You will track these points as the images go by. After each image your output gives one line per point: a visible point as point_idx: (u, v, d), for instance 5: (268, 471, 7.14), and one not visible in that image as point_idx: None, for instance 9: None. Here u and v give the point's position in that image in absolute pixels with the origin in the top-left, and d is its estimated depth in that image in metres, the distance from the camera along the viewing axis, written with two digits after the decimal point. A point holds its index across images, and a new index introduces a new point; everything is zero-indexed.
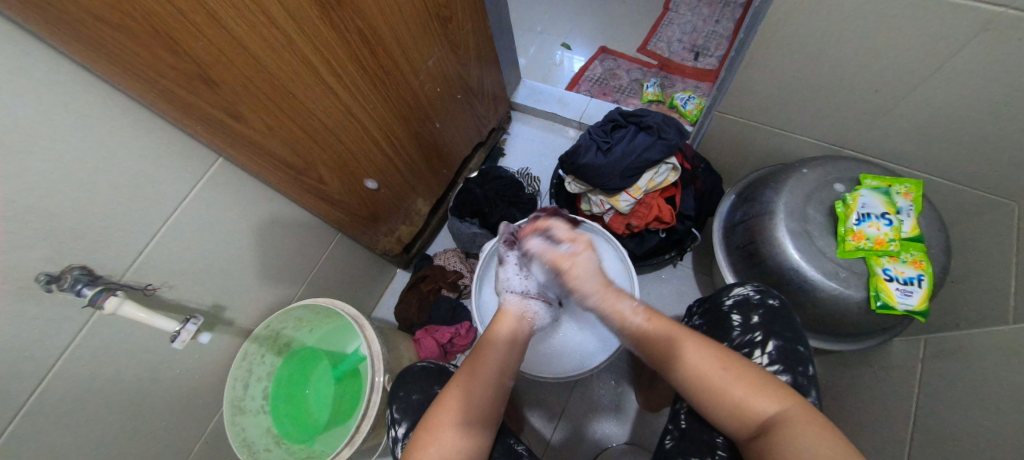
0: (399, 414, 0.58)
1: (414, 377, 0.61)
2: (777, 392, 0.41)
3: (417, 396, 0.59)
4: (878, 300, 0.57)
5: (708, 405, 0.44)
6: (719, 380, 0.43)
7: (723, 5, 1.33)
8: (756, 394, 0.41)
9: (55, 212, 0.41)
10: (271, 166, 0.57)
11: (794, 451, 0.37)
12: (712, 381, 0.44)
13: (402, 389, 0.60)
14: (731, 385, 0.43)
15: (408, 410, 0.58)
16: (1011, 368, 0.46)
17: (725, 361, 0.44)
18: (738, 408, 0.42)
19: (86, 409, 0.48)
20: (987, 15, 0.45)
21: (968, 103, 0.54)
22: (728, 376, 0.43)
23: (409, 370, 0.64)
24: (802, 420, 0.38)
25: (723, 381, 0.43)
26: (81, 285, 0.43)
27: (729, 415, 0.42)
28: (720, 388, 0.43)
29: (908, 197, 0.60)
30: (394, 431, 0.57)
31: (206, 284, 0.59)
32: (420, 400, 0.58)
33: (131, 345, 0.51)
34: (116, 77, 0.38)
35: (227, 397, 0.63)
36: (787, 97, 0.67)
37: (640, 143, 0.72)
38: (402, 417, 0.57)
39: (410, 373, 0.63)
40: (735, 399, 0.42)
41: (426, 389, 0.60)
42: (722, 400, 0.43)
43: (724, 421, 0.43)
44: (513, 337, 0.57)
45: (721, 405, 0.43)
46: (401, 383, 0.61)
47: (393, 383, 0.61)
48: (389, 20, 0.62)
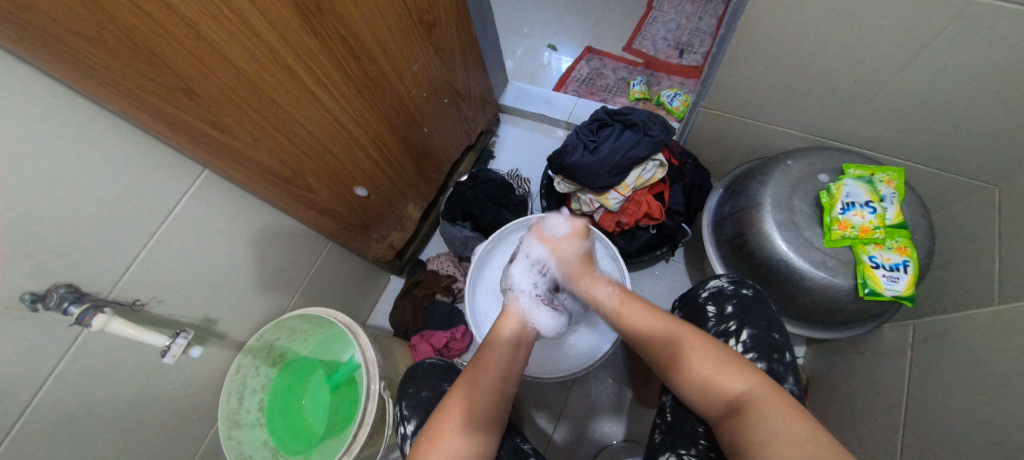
0: (409, 411, 0.60)
1: (424, 375, 0.63)
2: (746, 369, 0.42)
3: (426, 393, 0.61)
4: (865, 287, 0.58)
5: (685, 388, 0.45)
6: (691, 363, 0.45)
7: (706, 2, 1.34)
8: (724, 372, 0.42)
9: (36, 231, 0.40)
10: (258, 176, 0.57)
11: (762, 420, 0.37)
12: (684, 364, 0.45)
13: (412, 386, 0.62)
14: (701, 364, 0.44)
15: (418, 406, 0.60)
16: (998, 350, 0.47)
17: (695, 343, 0.46)
18: (710, 388, 0.43)
19: (76, 429, 0.47)
20: (959, 3, 0.46)
21: (944, 91, 0.55)
22: (696, 357, 0.45)
23: (421, 364, 0.66)
24: (769, 393, 0.39)
25: (693, 362, 0.45)
26: (68, 303, 0.43)
27: (703, 396, 0.43)
28: (692, 371, 0.44)
29: (891, 185, 0.61)
30: (405, 428, 0.59)
31: (196, 297, 0.59)
32: (430, 398, 0.60)
33: (121, 362, 0.51)
34: (93, 91, 0.38)
35: (222, 410, 0.62)
36: (769, 90, 0.68)
37: (626, 141, 0.72)
38: (411, 413, 0.59)
39: (421, 371, 0.64)
40: (705, 379, 0.43)
41: (435, 387, 0.62)
42: (694, 382, 0.44)
43: (700, 403, 0.43)
44: (517, 341, 0.58)
45: (695, 387, 0.44)
46: (410, 380, 0.63)
47: (401, 381, 0.63)
48: (371, 27, 0.62)
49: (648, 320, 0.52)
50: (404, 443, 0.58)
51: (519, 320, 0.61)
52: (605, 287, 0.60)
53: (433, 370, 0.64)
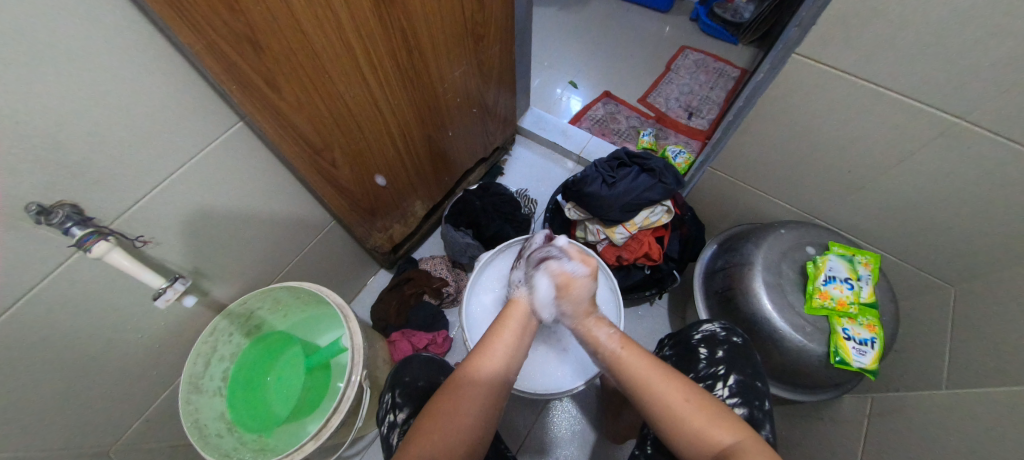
0: (402, 399, 0.59)
1: (420, 365, 0.63)
2: (732, 425, 0.44)
3: (422, 384, 0.60)
4: (837, 356, 0.62)
5: (668, 429, 0.46)
6: (682, 409, 0.46)
7: (718, 76, 1.47)
8: (713, 425, 0.44)
9: (62, 142, 0.38)
10: (292, 140, 0.56)
11: None
12: (676, 411, 0.46)
13: (407, 375, 0.61)
14: (693, 413, 0.46)
15: (412, 396, 0.59)
16: (945, 430, 0.52)
17: (688, 392, 0.48)
18: (699, 439, 0.44)
19: (32, 359, 0.44)
20: (946, 122, 0.54)
21: (921, 195, 0.63)
22: (687, 407, 0.46)
23: (415, 356, 0.65)
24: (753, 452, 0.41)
25: (686, 412, 0.46)
26: (71, 223, 0.40)
27: (687, 443, 0.45)
28: (680, 419, 0.46)
29: (868, 267, 0.67)
30: (394, 416, 0.57)
31: (191, 247, 0.56)
32: (426, 389, 0.60)
33: (101, 298, 0.47)
34: (168, 21, 0.37)
35: (186, 373, 0.58)
36: (772, 164, 0.75)
37: (641, 183, 0.77)
38: (404, 403, 0.58)
39: (416, 361, 0.64)
40: (695, 425, 0.45)
41: (431, 378, 0.61)
42: (683, 429, 0.45)
43: (682, 449, 0.45)
44: (521, 334, 0.57)
45: (683, 433, 0.45)
46: (405, 369, 0.62)
47: (396, 369, 0.62)
48: (428, 27, 0.65)
49: (644, 368, 0.51)
50: (391, 432, 0.57)
51: (524, 314, 0.58)
52: (607, 329, 0.58)
53: (430, 363, 0.64)
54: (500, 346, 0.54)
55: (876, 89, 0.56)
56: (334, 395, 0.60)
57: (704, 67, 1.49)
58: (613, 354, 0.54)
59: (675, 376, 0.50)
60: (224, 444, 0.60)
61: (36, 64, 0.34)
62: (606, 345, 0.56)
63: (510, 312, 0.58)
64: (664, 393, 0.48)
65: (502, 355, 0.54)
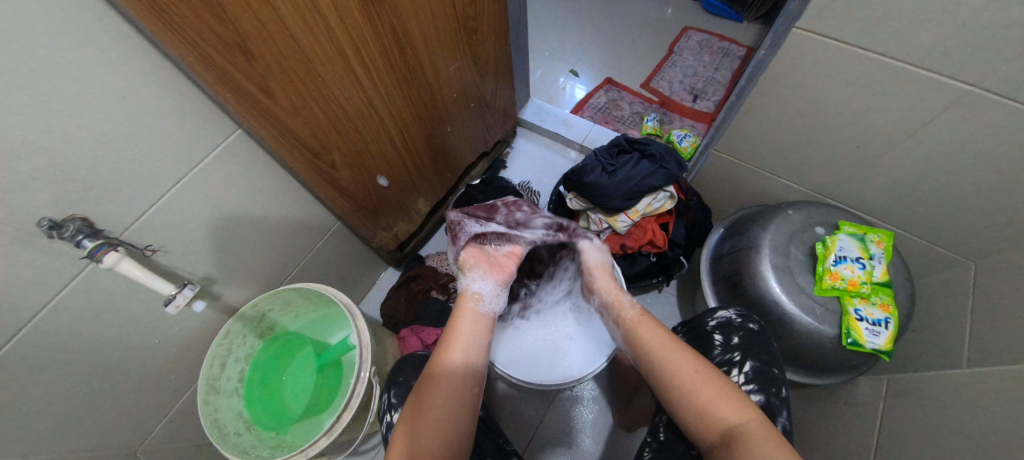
0: (398, 399, 0.60)
1: (414, 366, 0.64)
2: (742, 403, 0.43)
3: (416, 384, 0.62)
4: (849, 337, 0.61)
5: (678, 400, 0.46)
6: (691, 381, 0.46)
7: (723, 55, 1.43)
8: (718, 402, 0.44)
9: (68, 159, 0.40)
10: (289, 144, 0.57)
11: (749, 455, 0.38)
12: (685, 382, 0.47)
13: (403, 375, 0.63)
14: (700, 388, 0.45)
15: (406, 396, 0.60)
16: (964, 410, 0.50)
17: (700, 365, 0.48)
18: (705, 414, 0.44)
19: (56, 367, 0.46)
20: (959, 91, 0.51)
21: (936, 169, 0.61)
22: (696, 380, 0.46)
23: (410, 356, 0.66)
24: (758, 432, 0.40)
25: (694, 383, 0.46)
26: (82, 236, 0.42)
27: (694, 418, 0.45)
28: (689, 390, 0.46)
29: (880, 245, 0.65)
30: (389, 417, 0.59)
31: (200, 255, 0.58)
32: None
33: (117, 306, 0.50)
34: (158, 34, 0.38)
35: (203, 375, 0.60)
36: (778, 144, 0.73)
37: (642, 170, 0.76)
38: (398, 403, 0.60)
39: (411, 361, 0.65)
40: (703, 399, 0.45)
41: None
42: (691, 402, 0.45)
43: (691, 424, 0.45)
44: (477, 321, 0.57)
45: (689, 407, 0.45)
46: (401, 369, 0.64)
47: (393, 369, 0.63)
48: (420, 24, 0.65)
49: (656, 341, 0.52)
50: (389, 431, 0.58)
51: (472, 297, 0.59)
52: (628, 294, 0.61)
53: (424, 362, 0.65)
54: (460, 340, 0.54)
55: (883, 60, 0.53)
56: (345, 391, 0.62)
57: (708, 47, 1.45)
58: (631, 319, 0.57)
59: (689, 350, 0.50)
60: (244, 442, 0.63)
61: (34, 85, 0.35)
62: (627, 312, 0.59)
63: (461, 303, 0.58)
64: (673, 365, 0.49)
65: (461, 349, 0.53)
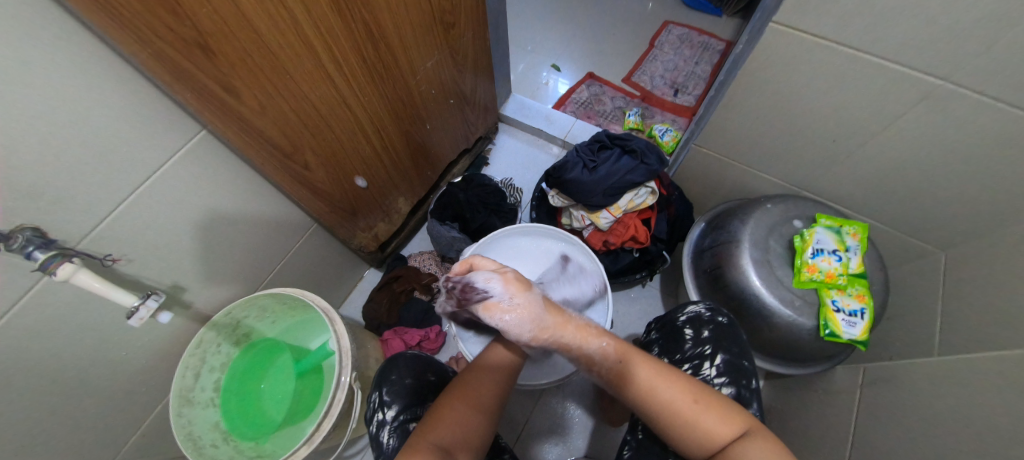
0: (390, 397, 0.59)
1: (407, 364, 0.63)
2: (740, 420, 0.42)
3: (410, 380, 0.60)
4: (827, 328, 0.62)
5: (675, 432, 0.43)
6: (692, 411, 0.43)
7: (703, 49, 1.44)
8: (717, 426, 0.42)
9: (15, 167, 0.37)
10: (257, 146, 0.55)
11: None
12: (683, 413, 0.43)
13: (395, 372, 0.61)
14: (702, 417, 0.42)
15: (400, 393, 0.59)
16: (936, 397, 0.52)
17: (698, 392, 0.44)
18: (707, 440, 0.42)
19: (12, 386, 0.44)
20: (930, 85, 0.52)
21: (909, 162, 0.62)
22: (697, 407, 0.43)
23: (402, 354, 0.65)
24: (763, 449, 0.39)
25: (695, 412, 0.43)
26: (32, 247, 0.39)
27: (692, 442, 0.43)
28: (689, 420, 0.43)
29: (856, 237, 0.66)
30: (383, 414, 0.58)
31: (167, 262, 0.56)
32: (414, 385, 0.60)
33: (78, 319, 0.47)
34: (107, 30, 0.35)
35: (175, 387, 0.58)
36: (756, 138, 0.74)
37: (623, 166, 0.76)
38: (392, 400, 0.59)
39: (403, 359, 0.63)
40: (704, 427, 0.42)
41: (419, 375, 0.61)
42: (691, 429, 0.42)
43: (689, 448, 0.43)
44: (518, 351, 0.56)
45: (691, 436, 0.42)
46: (393, 367, 0.62)
47: (384, 367, 0.62)
48: (393, 18, 0.63)
49: (647, 373, 0.46)
50: (380, 430, 0.57)
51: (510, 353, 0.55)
52: (596, 339, 0.51)
53: (417, 360, 0.64)
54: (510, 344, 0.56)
55: (858, 54, 0.54)
56: (324, 398, 0.61)
57: (688, 41, 1.46)
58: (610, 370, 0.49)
59: (681, 375, 0.46)
60: (220, 454, 0.60)
61: None
62: (601, 362, 0.50)
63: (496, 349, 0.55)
64: (671, 396, 0.44)
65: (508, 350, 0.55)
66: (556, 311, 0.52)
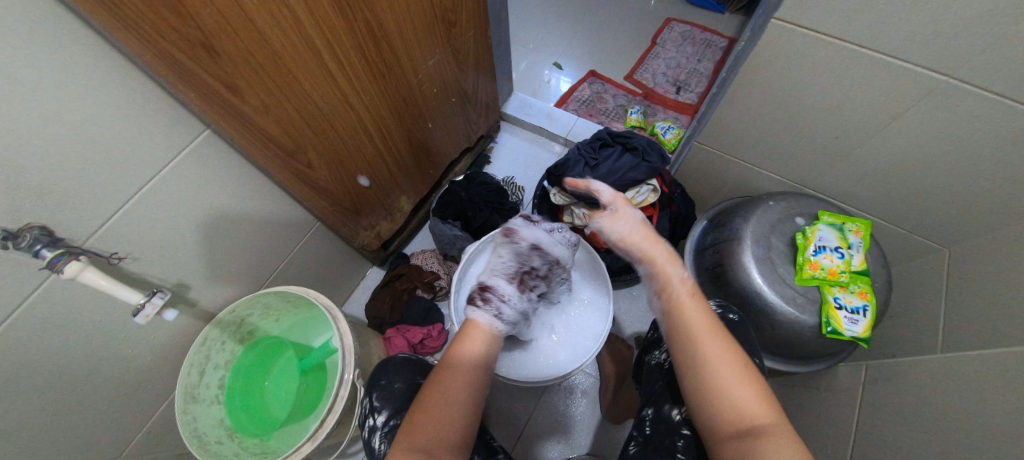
0: (379, 402, 0.60)
1: (397, 368, 0.63)
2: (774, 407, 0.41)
3: (400, 385, 0.61)
4: (828, 326, 0.62)
5: (708, 391, 0.42)
6: (733, 374, 0.42)
7: (706, 46, 1.43)
8: (746, 401, 0.41)
9: (22, 166, 0.38)
10: (261, 145, 0.55)
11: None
12: (727, 370, 0.42)
13: (384, 378, 0.62)
14: (738, 385, 0.42)
15: (389, 399, 0.60)
16: (938, 394, 0.52)
17: (745, 360, 0.44)
18: (732, 410, 0.41)
19: (20, 382, 0.44)
20: (934, 81, 0.52)
21: (913, 158, 0.61)
22: (738, 372, 0.42)
23: (392, 358, 0.66)
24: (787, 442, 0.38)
25: (736, 377, 0.42)
26: (40, 246, 0.40)
27: (720, 408, 0.41)
28: (728, 383, 0.42)
29: (859, 234, 0.66)
30: (372, 420, 0.59)
31: (172, 260, 0.56)
32: (403, 390, 0.61)
33: (85, 316, 0.48)
34: (111, 30, 0.36)
35: (180, 385, 0.59)
36: (758, 136, 0.73)
37: (625, 164, 0.77)
38: (381, 405, 0.59)
39: (393, 363, 0.64)
40: (738, 393, 0.41)
41: (408, 379, 0.62)
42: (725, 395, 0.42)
43: (713, 413, 0.42)
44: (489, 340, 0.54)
45: (719, 395, 0.42)
46: (382, 372, 0.63)
47: (374, 373, 0.63)
48: (395, 17, 0.63)
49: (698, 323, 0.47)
50: (371, 435, 0.58)
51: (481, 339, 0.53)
52: (678, 269, 0.53)
53: (406, 363, 0.65)
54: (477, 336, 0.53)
55: (860, 50, 0.53)
56: (327, 395, 0.61)
57: (691, 38, 1.45)
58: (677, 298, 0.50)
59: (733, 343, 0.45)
60: (225, 450, 0.61)
61: None
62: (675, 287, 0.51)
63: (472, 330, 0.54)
64: (714, 352, 0.44)
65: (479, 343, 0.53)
66: (654, 237, 0.59)
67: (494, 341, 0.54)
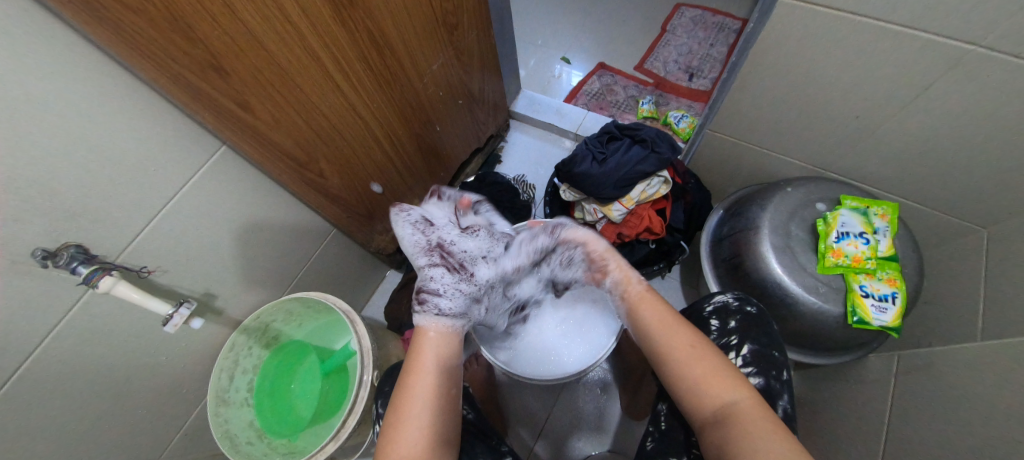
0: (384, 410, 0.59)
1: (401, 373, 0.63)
2: (742, 383, 0.43)
3: None
4: (855, 315, 0.60)
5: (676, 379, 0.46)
6: (689, 359, 0.46)
7: (718, 30, 1.39)
8: (716, 379, 0.44)
9: (57, 190, 0.41)
10: (274, 157, 0.57)
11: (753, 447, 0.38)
12: (680, 358, 0.47)
13: (388, 384, 0.62)
14: (695, 364, 0.45)
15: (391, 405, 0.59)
16: (976, 383, 0.49)
17: (697, 341, 0.47)
18: (703, 388, 0.44)
19: (67, 390, 0.48)
20: (960, 51, 0.49)
21: (943, 135, 0.58)
22: (692, 355, 0.46)
23: (399, 365, 0.65)
24: (756, 415, 0.40)
25: (691, 360, 0.46)
26: (76, 263, 0.43)
27: (692, 394, 0.44)
28: (685, 367, 0.46)
29: (885, 218, 0.63)
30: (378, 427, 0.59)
31: (198, 271, 0.59)
32: None
33: (121, 326, 0.51)
34: (127, 58, 0.38)
35: (211, 389, 0.62)
36: (773, 120, 0.71)
37: (633, 156, 0.76)
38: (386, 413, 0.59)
39: (399, 369, 0.64)
40: (699, 374, 0.44)
41: None
42: (688, 377, 0.45)
43: (687, 399, 0.45)
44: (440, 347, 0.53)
45: (685, 382, 0.45)
46: (388, 379, 0.63)
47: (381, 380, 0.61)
48: (397, 25, 0.64)
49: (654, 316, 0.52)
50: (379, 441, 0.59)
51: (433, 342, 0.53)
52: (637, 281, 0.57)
53: None
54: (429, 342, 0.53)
55: (878, 24, 0.51)
56: (348, 397, 0.63)
57: (702, 23, 1.41)
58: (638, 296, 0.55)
59: (690, 330, 0.49)
60: (256, 450, 0.65)
61: (13, 121, 0.35)
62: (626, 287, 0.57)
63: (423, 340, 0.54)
64: (668, 340, 0.48)
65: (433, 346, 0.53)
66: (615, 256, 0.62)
67: (446, 339, 0.55)
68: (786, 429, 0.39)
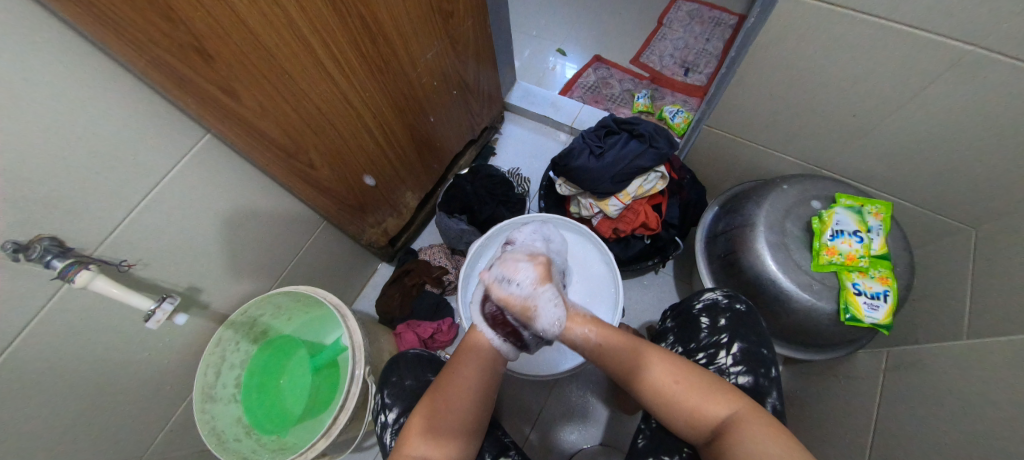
0: (391, 399, 0.61)
1: (408, 364, 0.64)
2: (728, 396, 0.44)
3: (411, 382, 0.62)
4: (847, 313, 0.60)
5: (666, 410, 0.46)
6: (676, 391, 0.46)
7: (714, 25, 1.38)
8: (708, 403, 0.44)
9: (28, 180, 0.38)
10: (262, 146, 0.55)
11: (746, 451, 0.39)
12: (668, 392, 0.46)
13: (396, 375, 0.63)
14: (683, 395, 0.45)
15: (400, 396, 0.60)
16: (963, 380, 0.50)
17: (679, 372, 0.47)
18: (695, 416, 0.44)
19: (42, 389, 0.46)
20: (959, 52, 0.49)
21: (937, 135, 0.58)
22: (680, 388, 0.46)
23: (403, 355, 0.66)
24: (749, 422, 0.41)
25: (678, 392, 0.46)
26: (50, 256, 0.41)
27: (686, 421, 0.45)
28: (675, 399, 0.45)
29: (879, 217, 0.64)
30: (384, 417, 0.60)
31: (182, 265, 0.57)
32: (414, 386, 0.61)
33: (100, 322, 0.49)
34: (102, 38, 0.35)
35: (197, 385, 0.61)
36: (771, 117, 0.71)
37: (631, 151, 0.75)
38: (393, 402, 0.60)
39: (404, 360, 0.65)
40: (690, 405, 0.44)
41: (419, 376, 0.63)
42: (678, 411, 0.45)
43: (681, 427, 0.46)
44: (469, 367, 0.54)
45: (677, 412, 0.45)
46: (394, 369, 0.64)
47: (386, 369, 0.64)
48: (389, 11, 0.61)
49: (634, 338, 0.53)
50: (384, 431, 0.59)
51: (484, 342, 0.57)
52: (583, 326, 0.57)
53: (417, 360, 0.65)
54: (459, 367, 0.54)
55: (879, 23, 0.50)
56: (339, 393, 0.62)
57: (698, 18, 1.40)
58: (595, 346, 0.55)
59: (671, 357, 0.49)
60: (243, 448, 0.64)
61: None
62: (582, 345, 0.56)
63: (461, 353, 0.56)
64: (652, 376, 0.48)
65: (460, 368, 0.53)
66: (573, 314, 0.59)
67: (479, 351, 0.56)
68: (783, 428, 0.40)
